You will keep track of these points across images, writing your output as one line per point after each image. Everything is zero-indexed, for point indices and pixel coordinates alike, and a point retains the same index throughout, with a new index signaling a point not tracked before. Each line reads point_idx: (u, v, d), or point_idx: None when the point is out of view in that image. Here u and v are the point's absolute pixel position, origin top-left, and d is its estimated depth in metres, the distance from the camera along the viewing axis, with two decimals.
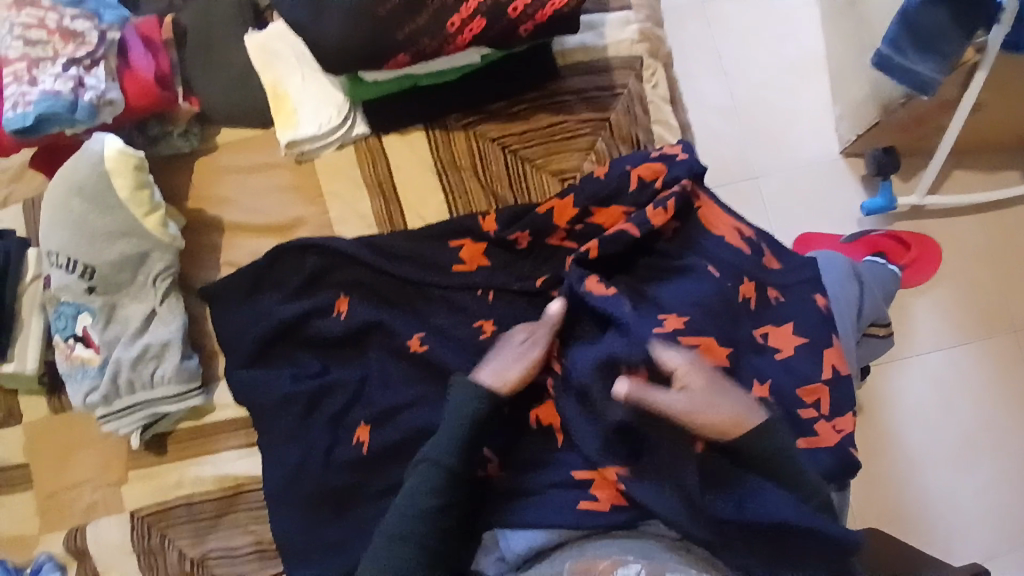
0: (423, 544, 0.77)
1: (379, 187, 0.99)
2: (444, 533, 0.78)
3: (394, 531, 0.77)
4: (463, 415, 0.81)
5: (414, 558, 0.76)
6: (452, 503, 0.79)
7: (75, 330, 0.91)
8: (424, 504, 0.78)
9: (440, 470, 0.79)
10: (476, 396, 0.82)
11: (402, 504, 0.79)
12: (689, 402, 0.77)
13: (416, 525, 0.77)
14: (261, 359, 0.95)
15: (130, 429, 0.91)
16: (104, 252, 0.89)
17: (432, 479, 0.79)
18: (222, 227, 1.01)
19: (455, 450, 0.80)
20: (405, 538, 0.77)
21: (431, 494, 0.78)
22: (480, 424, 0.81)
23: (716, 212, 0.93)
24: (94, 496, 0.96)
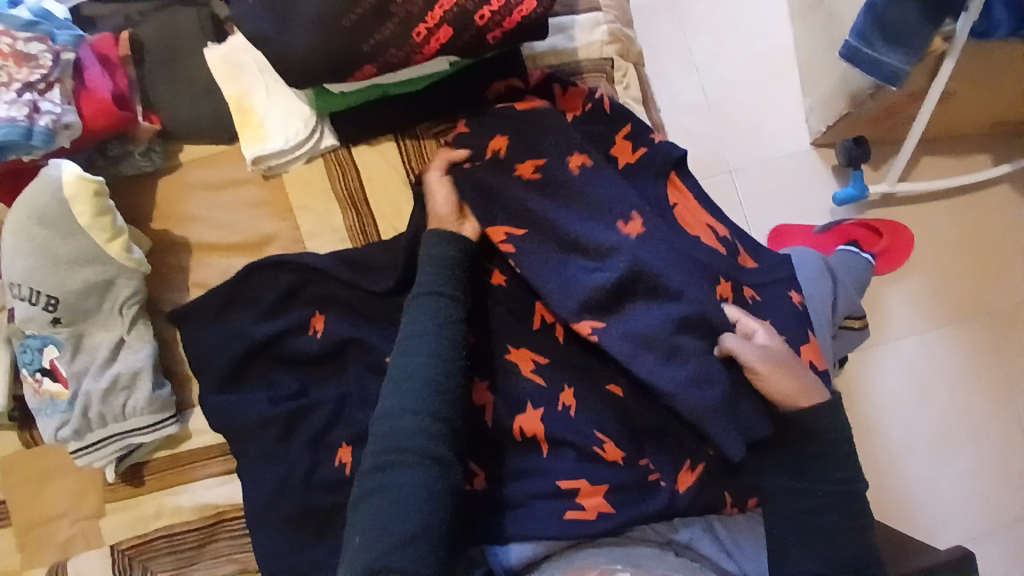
0: (442, 356, 0.79)
1: (350, 200, 0.97)
2: (453, 351, 0.81)
3: (409, 354, 0.80)
4: (447, 246, 0.86)
5: (427, 375, 0.78)
6: (453, 324, 0.82)
7: (42, 363, 0.88)
8: (431, 326, 0.81)
9: (434, 295, 0.83)
10: (444, 234, 0.87)
11: (406, 332, 0.82)
12: (771, 352, 0.80)
13: (425, 347, 0.80)
14: (236, 383, 0.93)
15: (105, 461, 0.89)
16: (68, 281, 0.86)
17: (431, 306, 0.83)
18: (190, 247, 0.98)
19: (444, 278, 0.84)
20: (417, 359, 0.79)
21: (433, 319, 0.82)
22: (462, 254, 0.87)
23: (692, 210, 0.94)
24: (71, 530, 0.93)
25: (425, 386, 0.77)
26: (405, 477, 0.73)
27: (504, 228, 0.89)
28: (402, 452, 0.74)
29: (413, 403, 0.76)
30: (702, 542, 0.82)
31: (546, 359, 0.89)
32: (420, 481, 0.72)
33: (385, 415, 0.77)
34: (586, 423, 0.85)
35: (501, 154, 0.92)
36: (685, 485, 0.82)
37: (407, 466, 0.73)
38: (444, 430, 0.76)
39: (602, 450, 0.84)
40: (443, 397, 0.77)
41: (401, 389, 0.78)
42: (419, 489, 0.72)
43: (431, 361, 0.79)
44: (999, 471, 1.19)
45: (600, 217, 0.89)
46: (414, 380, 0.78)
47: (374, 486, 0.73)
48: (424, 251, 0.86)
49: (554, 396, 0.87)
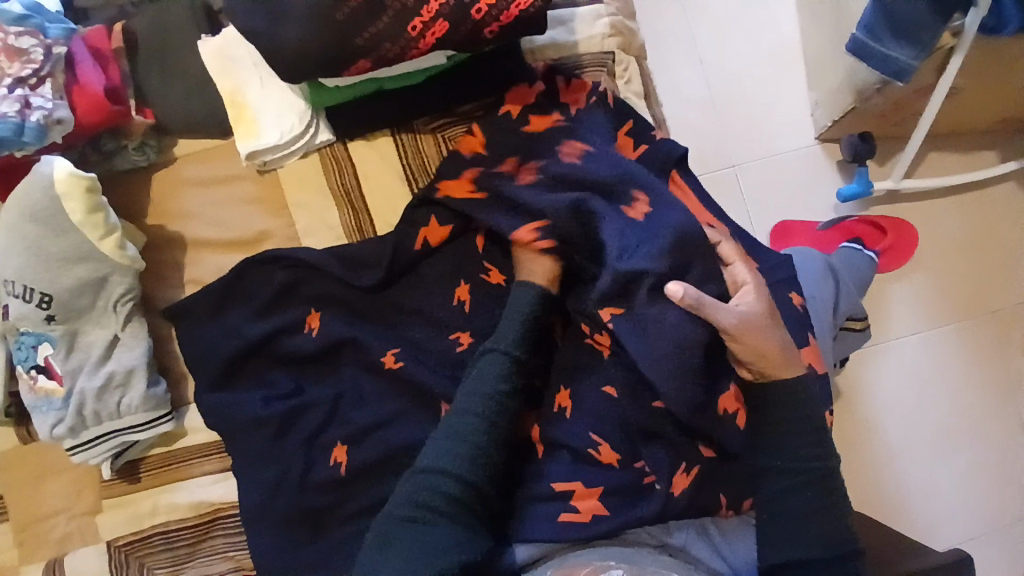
0: (497, 425, 0.78)
1: (345, 197, 0.96)
2: (508, 416, 0.79)
3: (467, 410, 0.78)
4: (530, 308, 0.84)
5: (479, 438, 0.76)
6: (516, 391, 0.80)
7: (37, 360, 0.87)
8: (495, 388, 0.79)
9: (507, 353, 0.81)
10: (538, 298, 0.85)
11: (470, 385, 0.80)
12: (729, 314, 0.78)
13: (484, 406, 0.78)
14: (231, 381, 0.92)
15: (100, 459, 0.89)
16: (60, 279, 0.85)
17: (501, 366, 0.80)
18: (184, 243, 0.97)
19: (521, 342, 0.82)
20: (472, 416, 0.77)
21: (499, 378, 0.79)
22: (541, 317, 0.85)
23: (695, 210, 0.92)
24: (69, 526, 0.93)
25: (474, 454, 0.75)
26: (434, 534, 0.71)
27: (533, 225, 0.88)
28: (437, 507, 0.73)
29: (460, 463, 0.74)
30: (696, 545, 0.81)
31: (543, 360, 0.88)
32: (450, 545, 0.70)
33: (430, 466, 0.75)
34: (582, 426, 0.84)
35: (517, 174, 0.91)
36: (680, 486, 0.82)
37: (439, 523, 0.72)
38: (475, 498, 0.75)
39: (598, 452, 0.83)
40: (485, 467, 0.76)
41: (450, 442, 0.76)
42: (448, 548, 0.70)
43: (486, 427, 0.77)
44: (1000, 471, 1.18)
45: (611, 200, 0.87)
46: (466, 440, 0.76)
47: (401, 534, 0.72)
48: (511, 305, 0.84)
49: (551, 397, 0.87)
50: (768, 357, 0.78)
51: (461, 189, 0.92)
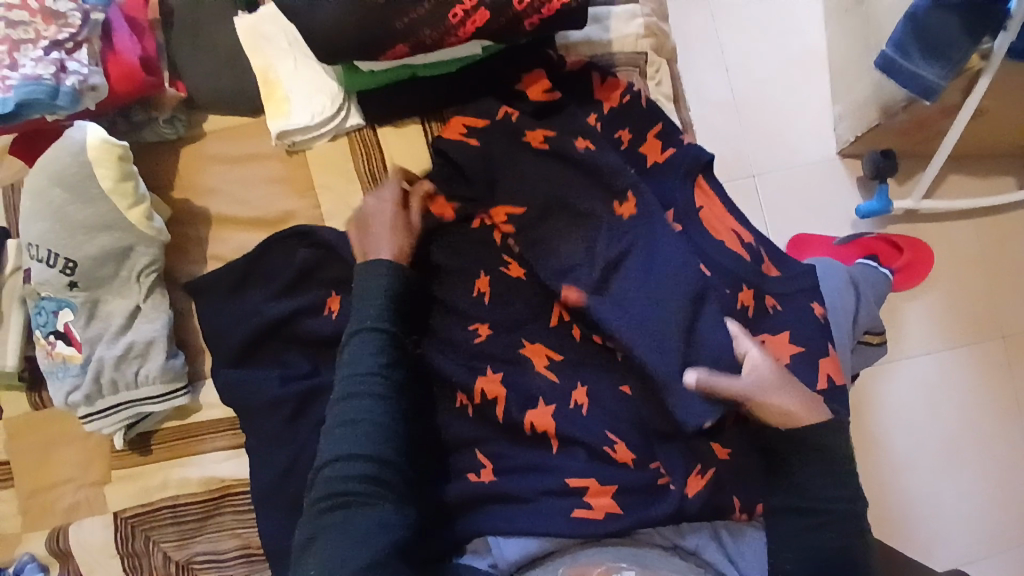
0: (387, 396, 0.79)
1: (372, 181, 0.96)
2: (396, 383, 0.81)
3: (353, 395, 0.79)
4: (393, 277, 0.85)
5: (375, 415, 0.77)
6: (396, 359, 0.82)
7: (56, 326, 0.87)
8: (373, 365, 0.80)
9: (375, 329, 0.82)
10: (395, 264, 0.86)
11: (347, 370, 0.81)
12: (752, 385, 0.77)
13: (366, 387, 0.79)
14: (248, 359, 0.92)
15: (114, 429, 0.89)
16: (84, 246, 0.85)
17: (374, 342, 0.82)
18: (208, 219, 0.97)
19: (386, 312, 0.83)
20: (358, 397, 0.79)
21: (374, 354, 0.81)
22: (404, 287, 0.86)
23: (718, 215, 0.92)
24: (76, 496, 0.94)
25: (371, 432, 0.77)
26: (357, 514, 0.72)
27: (506, 208, 0.90)
28: (352, 494, 0.74)
29: (359, 446, 0.76)
30: (708, 549, 0.82)
31: (561, 356, 0.88)
32: (376, 522, 0.72)
33: (328, 462, 0.76)
34: (599, 423, 0.84)
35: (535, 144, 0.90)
36: (694, 488, 0.81)
37: (359, 504, 0.73)
38: (390, 470, 0.76)
39: (614, 451, 0.83)
40: (388, 438, 0.77)
41: (346, 428, 0.77)
42: (374, 523, 0.72)
43: (377, 403, 0.79)
44: (1004, 492, 1.19)
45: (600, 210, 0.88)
46: (359, 422, 0.77)
47: (325, 524, 0.73)
48: (361, 284, 0.85)
49: (567, 394, 0.86)
50: (783, 416, 0.77)
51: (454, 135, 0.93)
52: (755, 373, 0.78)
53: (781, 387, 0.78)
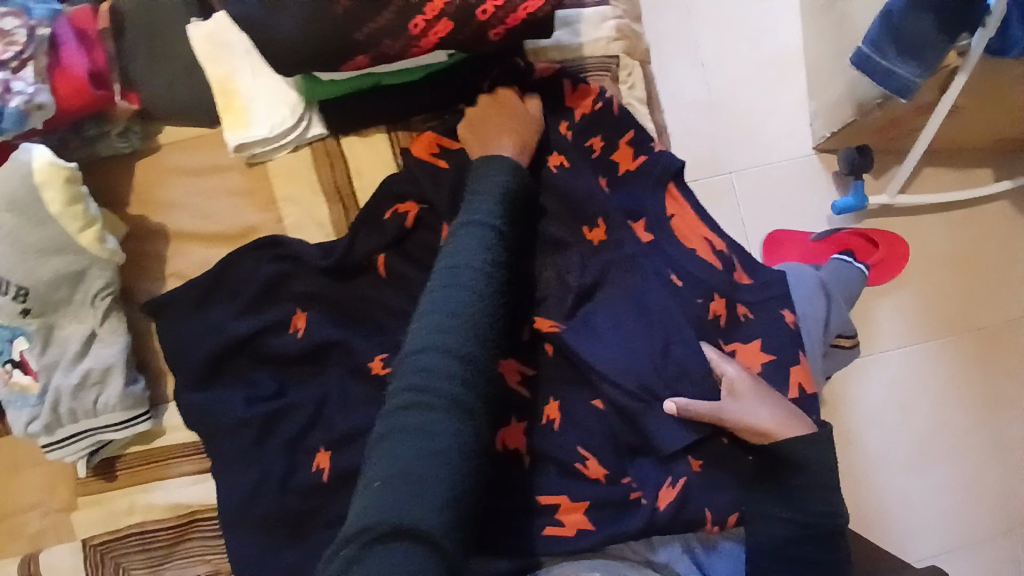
0: (488, 294, 0.70)
1: (337, 193, 0.94)
2: (498, 291, 0.71)
3: (451, 284, 0.69)
4: (505, 179, 0.79)
5: (472, 309, 0.67)
6: (501, 261, 0.73)
7: (12, 355, 0.84)
8: (478, 259, 0.71)
9: (485, 223, 0.74)
10: (507, 164, 0.80)
11: (449, 261, 0.72)
12: (728, 407, 0.79)
13: (467, 278, 0.69)
14: (213, 380, 0.91)
15: (76, 456, 0.87)
16: (38, 269, 0.82)
17: (482, 238, 0.73)
18: (167, 235, 0.95)
19: (499, 213, 0.76)
20: (458, 286, 0.69)
21: (480, 250, 0.72)
22: (518, 194, 0.80)
23: (690, 222, 0.91)
24: (42, 521, 0.92)
25: (467, 327, 0.66)
26: (436, 418, 0.60)
27: None
28: (434, 390, 0.62)
29: (449, 341, 0.65)
30: (680, 562, 0.80)
31: (534, 371, 0.86)
32: (450, 433, 0.60)
33: (415, 351, 0.65)
34: (571, 440, 0.83)
35: None
36: (666, 500, 0.80)
37: (439, 401, 0.61)
38: (481, 371, 0.65)
39: (585, 467, 0.82)
40: (485, 339, 0.67)
41: (438, 320, 0.66)
42: (450, 435, 0.60)
43: (477, 299, 0.69)
44: (976, 486, 1.19)
45: (567, 221, 0.88)
46: (454, 313, 0.67)
47: (396, 425, 0.61)
48: (481, 183, 0.79)
49: (539, 409, 0.85)
50: (760, 433, 0.79)
51: (423, 154, 0.91)
52: (731, 394, 0.80)
53: (759, 404, 0.79)
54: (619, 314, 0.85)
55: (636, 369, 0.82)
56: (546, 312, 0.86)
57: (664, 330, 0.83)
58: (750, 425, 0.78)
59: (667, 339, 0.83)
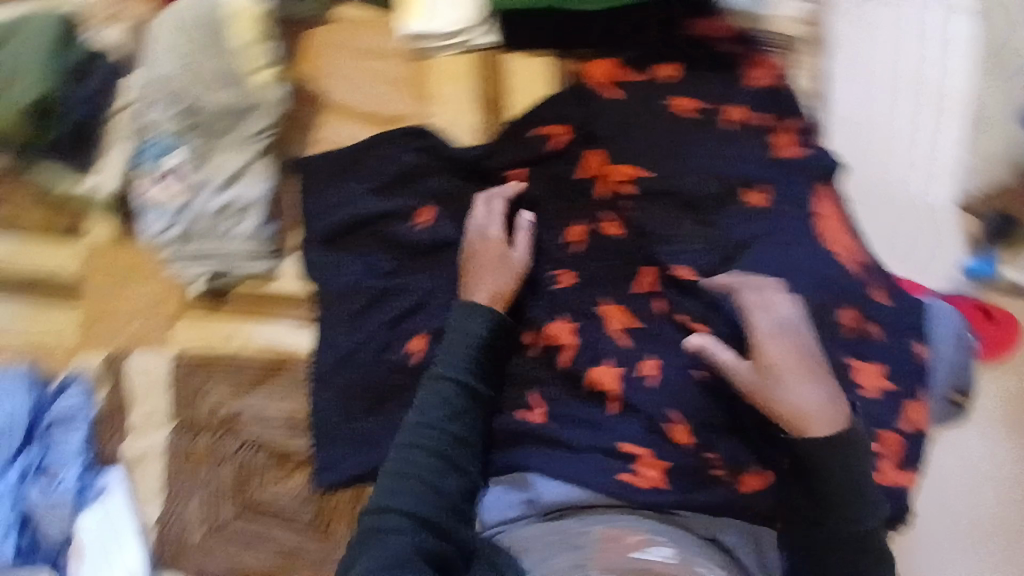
0: (443, 455, 0.80)
1: (489, 105, 0.95)
2: (456, 450, 0.81)
3: (410, 444, 0.81)
4: (478, 325, 0.84)
5: (426, 469, 0.79)
6: (467, 413, 0.83)
7: (165, 165, 0.91)
8: (438, 418, 0.81)
9: (453, 379, 0.83)
10: (477, 309, 0.84)
11: (415, 419, 0.82)
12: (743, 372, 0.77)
13: (429, 440, 0.80)
14: (337, 243, 0.95)
15: (200, 272, 0.94)
16: (212, 95, 0.89)
17: (446, 395, 0.82)
18: (323, 99, 0.98)
19: (466, 366, 0.83)
20: (422, 450, 0.80)
21: (442, 411, 0.82)
22: (494, 340, 0.85)
23: (836, 228, 0.88)
24: (145, 328, 0.99)
25: (420, 488, 0.78)
26: (390, 544, 0.74)
27: (629, 170, 0.87)
28: (391, 526, 0.76)
29: (403, 502, 0.77)
30: (743, 551, 0.79)
31: (641, 325, 0.86)
32: (402, 556, 0.73)
33: (374, 509, 0.78)
34: (662, 398, 0.83)
35: (684, 113, 0.87)
36: (748, 485, 0.80)
37: (392, 535, 0.75)
38: (431, 527, 0.76)
39: (671, 428, 0.82)
40: (440, 498, 0.78)
41: (396, 483, 0.79)
42: (404, 550, 0.73)
43: (430, 458, 0.80)
44: None
45: (728, 187, 0.86)
46: (410, 475, 0.79)
47: (361, 549, 0.75)
48: (450, 322, 0.85)
49: (634, 363, 0.84)
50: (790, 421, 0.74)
51: (602, 77, 0.90)
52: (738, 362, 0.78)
53: (793, 371, 0.76)
54: (749, 289, 0.82)
55: (752, 343, 0.83)
56: (681, 262, 0.86)
57: None
58: (775, 398, 0.75)
59: None
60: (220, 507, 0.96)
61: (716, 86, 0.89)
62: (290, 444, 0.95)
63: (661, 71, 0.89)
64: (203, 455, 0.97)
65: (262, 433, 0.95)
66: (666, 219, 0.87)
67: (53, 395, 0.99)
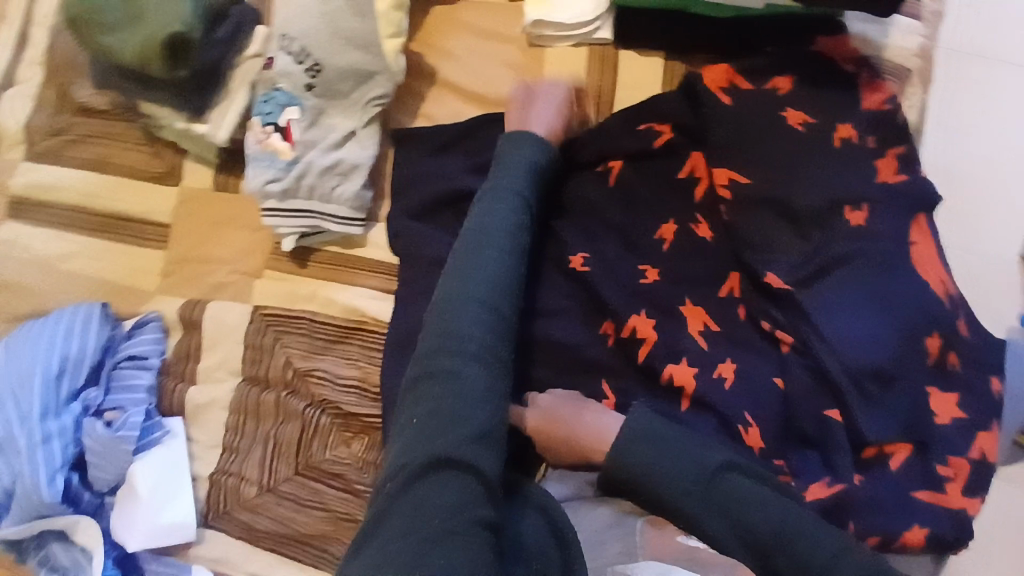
0: (515, 254, 0.82)
1: (596, 97, 1.00)
2: (522, 258, 0.83)
3: (480, 249, 0.80)
4: (533, 155, 0.89)
5: (500, 276, 0.79)
6: (528, 225, 0.86)
7: (278, 120, 0.93)
8: (511, 222, 0.83)
9: (515, 193, 0.85)
10: (524, 138, 0.90)
11: (480, 228, 0.82)
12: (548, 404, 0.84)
13: (502, 246, 0.81)
14: (428, 217, 0.96)
15: (291, 230, 0.94)
16: (337, 57, 0.92)
17: (512, 206, 0.84)
18: (434, 76, 1.02)
19: (526, 180, 0.87)
20: (492, 253, 0.80)
21: (510, 217, 0.83)
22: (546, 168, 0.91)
23: (930, 257, 0.87)
24: (227, 277, 1.00)
25: (495, 293, 0.78)
26: (465, 374, 0.72)
27: (730, 174, 0.89)
28: (461, 343, 0.74)
29: (480, 296, 0.77)
30: None
31: (718, 328, 0.86)
32: (480, 389, 0.71)
33: (440, 323, 0.76)
34: (741, 400, 0.81)
35: (803, 128, 0.89)
36: (815, 495, 0.78)
37: (466, 360, 0.73)
38: (503, 342, 0.76)
39: (745, 432, 0.80)
40: (512, 301, 0.79)
41: (467, 286, 0.77)
42: (479, 382, 0.72)
43: (504, 260, 0.81)
44: None
45: (833, 202, 0.85)
46: (482, 279, 0.78)
47: (430, 376, 0.72)
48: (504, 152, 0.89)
49: (714, 363, 0.83)
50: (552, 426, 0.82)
51: (718, 80, 0.91)
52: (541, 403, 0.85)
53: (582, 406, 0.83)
54: (842, 304, 0.82)
55: (842, 356, 0.80)
56: (774, 271, 0.85)
57: (880, 341, 0.80)
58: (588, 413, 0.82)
59: (882, 348, 0.80)
60: (278, 465, 0.94)
61: (830, 101, 0.90)
62: (353, 409, 0.93)
63: (782, 83, 0.91)
64: (269, 411, 0.95)
65: (330, 394, 0.94)
66: (764, 226, 0.87)
67: (125, 334, 0.99)
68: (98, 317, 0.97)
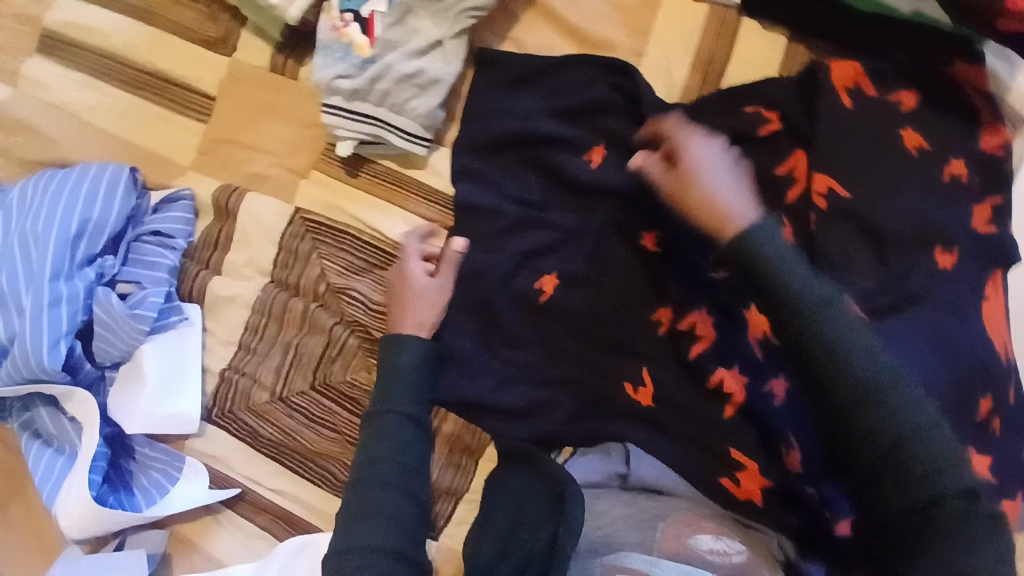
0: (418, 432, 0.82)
1: (704, 66, 0.92)
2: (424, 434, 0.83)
3: (377, 458, 0.79)
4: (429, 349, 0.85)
5: (404, 461, 0.79)
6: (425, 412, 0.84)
7: (361, 10, 0.84)
8: (413, 409, 0.82)
9: (411, 403, 0.82)
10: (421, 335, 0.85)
11: (388, 417, 0.81)
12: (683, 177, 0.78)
13: (403, 440, 0.80)
14: (494, 156, 0.91)
15: (352, 134, 0.87)
16: None
17: (414, 404, 0.83)
18: (533, 4, 0.95)
19: (426, 378, 0.84)
20: (386, 462, 0.79)
21: (414, 407, 0.82)
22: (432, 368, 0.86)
23: (998, 318, 0.83)
24: (268, 170, 0.92)
25: (399, 489, 0.78)
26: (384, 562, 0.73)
27: (829, 181, 0.82)
28: (377, 540, 0.74)
29: (382, 509, 0.76)
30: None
31: None
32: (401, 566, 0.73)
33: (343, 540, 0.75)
34: (792, 417, 0.73)
35: (919, 151, 0.83)
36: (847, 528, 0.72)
37: (384, 551, 0.73)
38: (413, 519, 0.77)
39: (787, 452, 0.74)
40: (417, 491, 0.79)
41: (365, 500, 0.77)
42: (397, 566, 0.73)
43: (407, 448, 0.80)
44: None
45: (923, 237, 0.81)
46: (383, 486, 0.77)
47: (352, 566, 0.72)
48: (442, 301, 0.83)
49: (767, 375, 0.75)
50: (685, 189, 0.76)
51: (845, 77, 0.85)
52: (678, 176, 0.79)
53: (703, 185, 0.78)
54: (914, 344, 0.77)
55: None
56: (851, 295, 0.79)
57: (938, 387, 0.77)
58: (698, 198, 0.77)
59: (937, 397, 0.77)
60: (294, 376, 0.89)
61: (944, 130, 0.84)
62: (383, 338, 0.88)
63: (906, 99, 0.84)
64: (294, 319, 0.89)
65: (360, 317, 0.89)
66: (847, 244, 0.81)
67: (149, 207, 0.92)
68: (125, 183, 0.89)
